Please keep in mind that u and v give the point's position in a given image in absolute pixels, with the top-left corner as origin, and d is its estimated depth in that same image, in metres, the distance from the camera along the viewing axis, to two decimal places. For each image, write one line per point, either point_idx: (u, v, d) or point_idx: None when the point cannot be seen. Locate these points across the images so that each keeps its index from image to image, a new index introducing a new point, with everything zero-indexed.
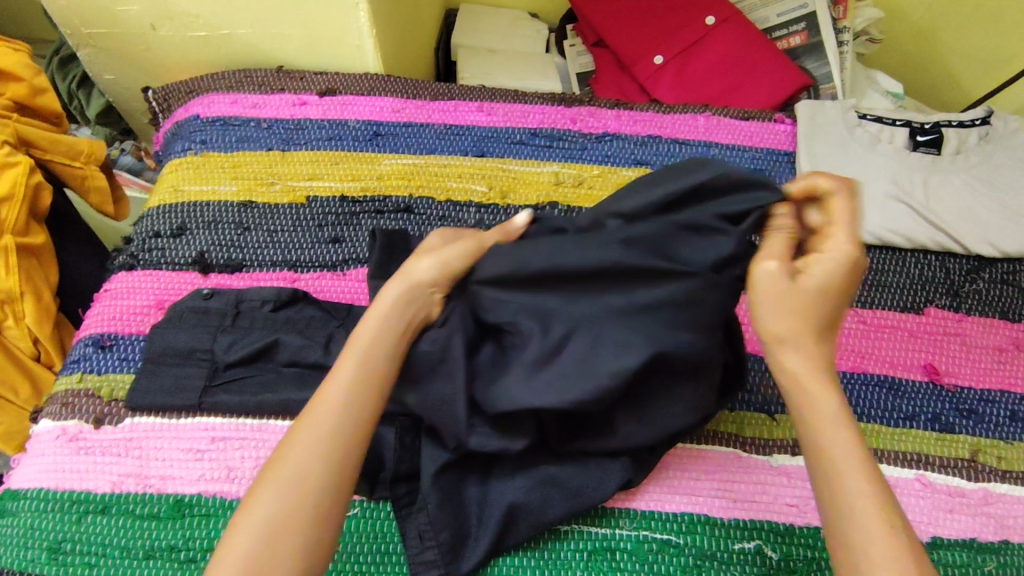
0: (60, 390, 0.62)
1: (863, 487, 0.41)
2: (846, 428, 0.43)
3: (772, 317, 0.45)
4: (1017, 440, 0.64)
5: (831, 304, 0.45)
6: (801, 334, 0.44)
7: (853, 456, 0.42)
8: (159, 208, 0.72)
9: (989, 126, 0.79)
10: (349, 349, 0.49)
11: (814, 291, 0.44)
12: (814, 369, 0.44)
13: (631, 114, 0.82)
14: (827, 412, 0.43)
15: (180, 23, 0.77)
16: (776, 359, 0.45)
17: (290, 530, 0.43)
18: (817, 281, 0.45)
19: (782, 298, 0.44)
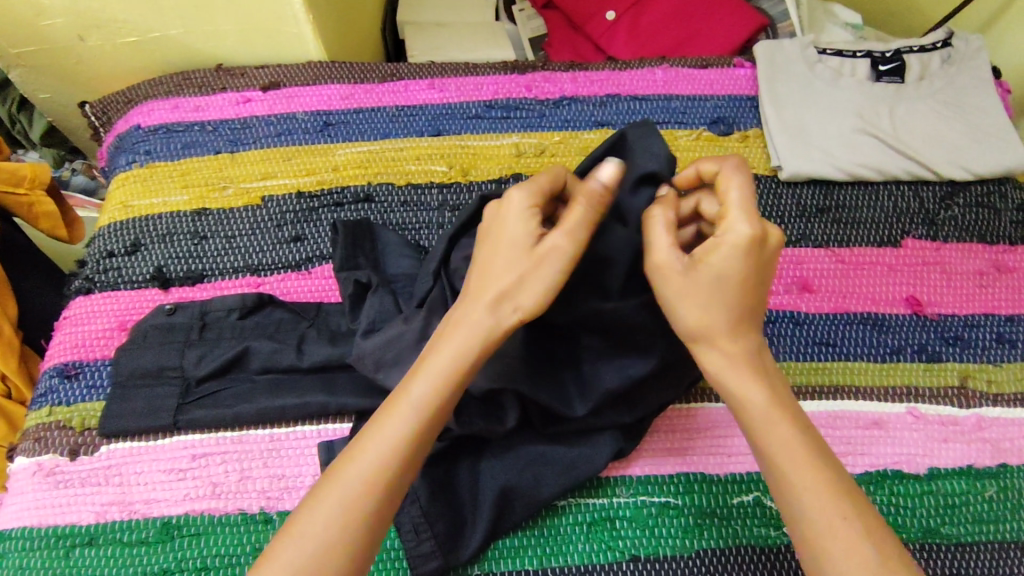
0: (31, 426, 0.60)
1: (807, 475, 0.42)
2: (782, 417, 0.44)
3: (682, 313, 0.45)
4: (1004, 362, 0.64)
5: (735, 292, 0.44)
6: (714, 328, 0.45)
7: (791, 446, 0.43)
8: (110, 226, 0.69)
9: (951, 48, 0.78)
10: (421, 374, 0.45)
11: (713, 283, 0.44)
12: (734, 364, 0.45)
13: (587, 75, 0.79)
14: (759, 404, 0.44)
15: (108, 31, 0.73)
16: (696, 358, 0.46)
17: (336, 564, 0.40)
18: (717, 269, 0.44)
19: (683, 292, 0.44)
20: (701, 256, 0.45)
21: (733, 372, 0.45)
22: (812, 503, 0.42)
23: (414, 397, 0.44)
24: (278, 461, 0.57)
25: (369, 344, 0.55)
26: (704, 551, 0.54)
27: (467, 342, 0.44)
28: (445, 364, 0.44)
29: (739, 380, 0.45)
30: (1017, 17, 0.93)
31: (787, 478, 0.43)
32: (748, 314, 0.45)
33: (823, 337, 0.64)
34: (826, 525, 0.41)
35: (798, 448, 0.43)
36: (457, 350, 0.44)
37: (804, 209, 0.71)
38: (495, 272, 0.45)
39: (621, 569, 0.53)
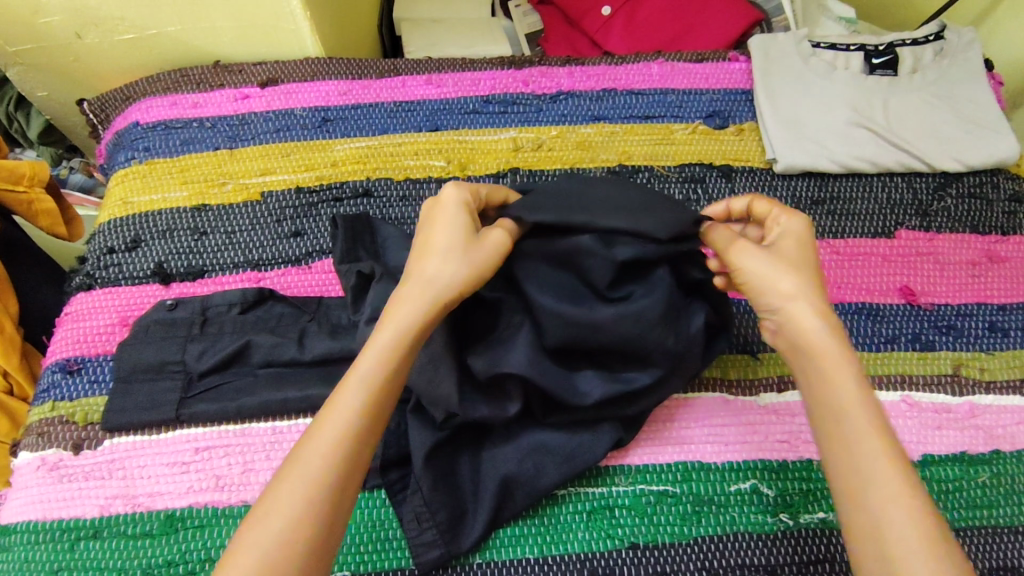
0: (34, 421, 0.61)
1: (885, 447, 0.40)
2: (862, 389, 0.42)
3: (778, 277, 0.46)
4: (997, 350, 0.65)
5: (815, 269, 0.47)
6: (804, 293, 0.45)
7: (872, 422, 0.41)
8: (110, 222, 0.70)
9: (943, 41, 0.78)
10: (367, 350, 0.45)
11: (788, 255, 0.47)
12: (824, 328, 0.44)
13: (583, 70, 0.80)
14: (844, 367, 0.43)
15: (105, 29, 0.74)
16: (780, 317, 0.45)
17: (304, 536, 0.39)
18: (796, 246, 0.48)
19: (776, 264, 0.46)
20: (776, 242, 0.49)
21: (821, 335, 0.44)
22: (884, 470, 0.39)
23: (362, 371, 0.44)
24: (281, 453, 0.58)
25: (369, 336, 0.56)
26: (703, 538, 0.55)
27: (410, 314, 0.45)
28: (388, 334, 0.45)
29: (829, 344, 0.44)
30: (1009, 10, 0.94)
31: (857, 440, 0.41)
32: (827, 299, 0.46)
33: None
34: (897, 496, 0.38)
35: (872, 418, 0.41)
36: (403, 322, 0.45)
37: (799, 202, 0.72)
38: (432, 258, 0.47)
39: (621, 556, 0.54)
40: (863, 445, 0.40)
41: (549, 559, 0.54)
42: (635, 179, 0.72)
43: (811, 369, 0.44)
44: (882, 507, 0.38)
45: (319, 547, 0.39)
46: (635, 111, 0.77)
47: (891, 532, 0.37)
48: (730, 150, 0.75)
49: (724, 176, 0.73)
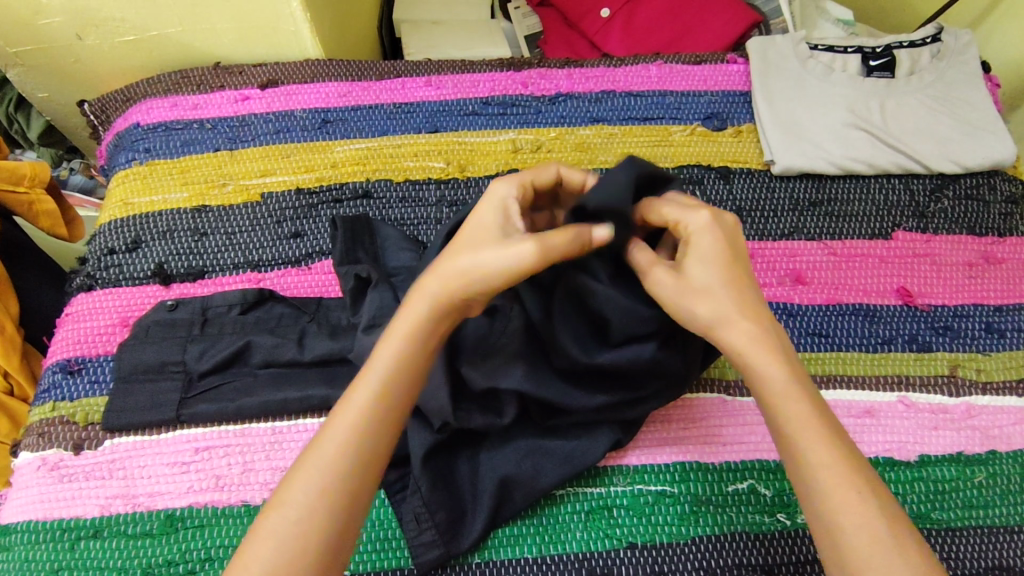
0: (35, 421, 0.61)
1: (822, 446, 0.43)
2: (803, 400, 0.45)
3: (689, 304, 0.46)
4: (993, 351, 0.65)
5: (721, 265, 0.47)
6: (729, 312, 0.46)
7: (803, 423, 0.44)
8: (110, 223, 0.70)
9: (940, 43, 0.79)
10: (383, 344, 0.46)
11: (696, 268, 0.47)
12: (756, 346, 0.45)
13: (582, 72, 0.80)
14: (780, 384, 0.45)
15: (106, 30, 0.74)
16: (714, 339, 0.46)
17: (315, 526, 0.41)
18: (698, 257, 0.47)
19: (681, 287, 0.46)
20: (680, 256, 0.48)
21: (746, 345, 0.45)
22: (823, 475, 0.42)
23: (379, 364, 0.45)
24: (280, 454, 0.58)
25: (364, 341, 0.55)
26: (700, 538, 0.55)
27: (425, 305, 0.46)
28: (405, 327, 0.45)
29: (753, 354, 0.45)
30: (1005, 13, 0.95)
31: (805, 456, 0.43)
32: (744, 289, 0.47)
33: (817, 328, 0.65)
34: (835, 496, 0.42)
35: (817, 429, 0.44)
36: (416, 317, 0.46)
37: (797, 203, 0.72)
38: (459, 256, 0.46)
39: (619, 556, 0.54)
40: (811, 460, 0.43)
41: (548, 559, 0.54)
42: None
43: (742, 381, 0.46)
44: (840, 518, 0.41)
45: (330, 535, 0.41)
46: (634, 113, 0.77)
47: (844, 536, 0.41)
48: (728, 152, 0.76)
49: (723, 178, 0.73)
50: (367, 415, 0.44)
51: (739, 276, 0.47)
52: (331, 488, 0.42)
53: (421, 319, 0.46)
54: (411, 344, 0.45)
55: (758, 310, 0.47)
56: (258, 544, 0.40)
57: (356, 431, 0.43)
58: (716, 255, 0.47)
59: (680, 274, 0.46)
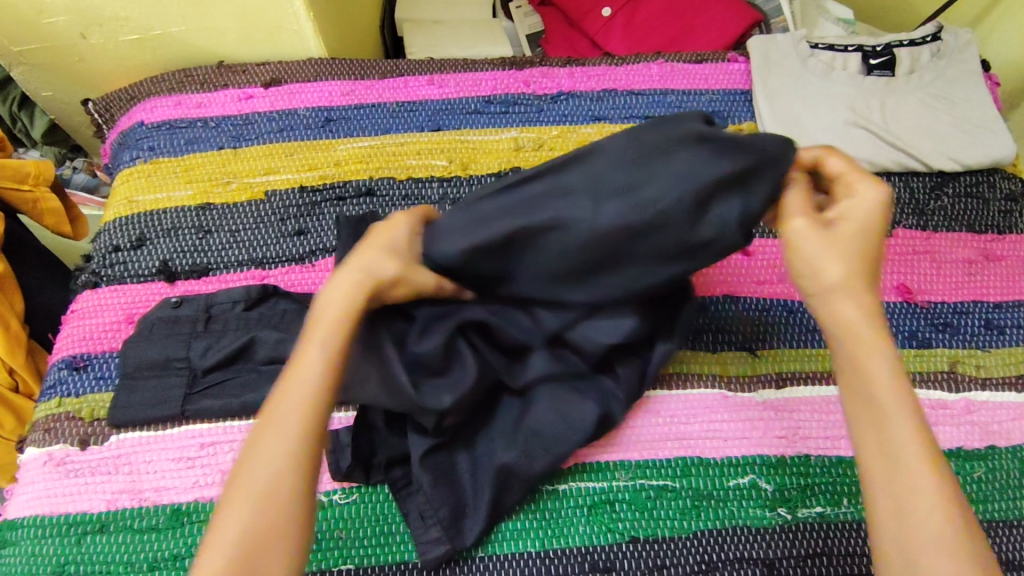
0: (41, 417, 0.61)
1: (909, 433, 0.41)
2: (899, 381, 0.42)
3: (824, 262, 0.44)
4: (993, 347, 0.66)
5: (868, 243, 0.45)
6: (854, 281, 0.44)
7: (896, 409, 0.41)
8: (115, 221, 0.70)
9: (940, 42, 0.79)
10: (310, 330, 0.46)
11: (846, 230, 0.45)
12: (867, 318, 0.43)
13: (584, 70, 0.80)
14: (883, 358, 0.43)
15: (110, 29, 0.74)
16: (828, 303, 0.44)
17: (274, 510, 0.40)
18: (851, 223, 0.45)
19: (828, 245, 0.45)
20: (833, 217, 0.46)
21: (854, 319, 0.43)
22: (908, 461, 0.40)
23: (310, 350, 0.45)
24: None
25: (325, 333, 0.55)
26: (701, 532, 0.55)
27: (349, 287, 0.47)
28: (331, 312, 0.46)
29: (861, 330, 0.43)
30: (1004, 12, 0.95)
31: (892, 431, 0.41)
32: (873, 275, 0.45)
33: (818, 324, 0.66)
34: (917, 486, 0.39)
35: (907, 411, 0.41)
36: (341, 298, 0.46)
37: None
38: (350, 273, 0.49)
39: (621, 550, 0.55)
40: (897, 436, 0.41)
41: (549, 553, 0.55)
42: None
43: (842, 353, 0.44)
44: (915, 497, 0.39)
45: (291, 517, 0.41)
46: (635, 112, 0.78)
47: (918, 522, 0.39)
48: None
49: None
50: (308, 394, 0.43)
51: (875, 261, 0.45)
52: (286, 469, 0.41)
53: (346, 298, 0.46)
54: (337, 322, 0.46)
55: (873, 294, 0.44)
56: (218, 535, 0.40)
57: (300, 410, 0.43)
58: (865, 232, 0.45)
59: (832, 231, 0.45)
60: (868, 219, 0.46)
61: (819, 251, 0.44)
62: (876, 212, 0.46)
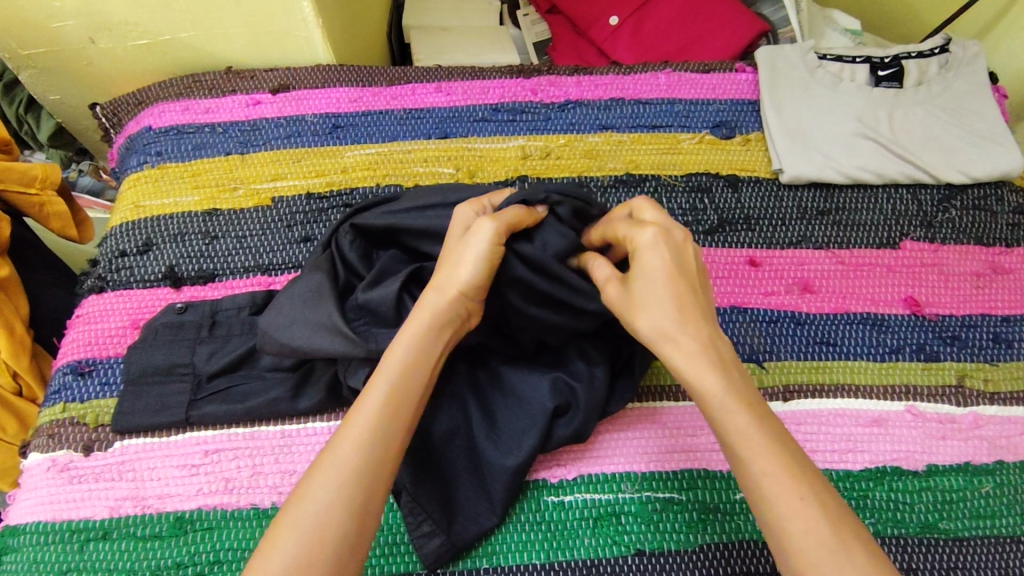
0: (44, 422, 0.61)
1: (770, 459, 0.42)
2: (745, 414, 0.44)
3: (632, 319, 0.47)
4: (1001, 362, 0.65)
5: (676, 283, 0.47)
6: (674, 327, 0.46)
7: (747, 439, 0.43)
8: (122, 226, 0.70)
9: (948, 54, 0.79)
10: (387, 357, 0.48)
11: (644, 283, 0.47)
12: (697, 361, 0.45)
13: (591, 79, 0.80)
14: (720, 397, 0.44)
15: (119, 34, 0.74)
16: (662, 357, 0.47)
17: (340, 523, 0.41)
18: (644, 276, 0.47)
19: (629, 304, 0.48)
20: (630, 273, 0.49)
21: (686, 359, 0.45)
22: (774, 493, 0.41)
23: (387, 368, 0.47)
24: (290, 457, 0.58)
25: (301, 307, 0.55)
26: (707, 546, 0.55)
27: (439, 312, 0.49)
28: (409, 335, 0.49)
29: (699, 377, 0.45)
30: (1012, 25, 0.95)
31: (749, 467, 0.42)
32: (696, 308, 0.47)
33: (824, 336, 0.65)
34: (786, 513, 0.41)
35: (760, 437, 0.43)
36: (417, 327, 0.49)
37: (805, 212, 0.73)
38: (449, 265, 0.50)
39: (626, 563, 0.54)
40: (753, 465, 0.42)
41: (555, 565, 0.54)
42: (642, 188, 0.73)
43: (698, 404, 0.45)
44: (795, 537, 0.40)
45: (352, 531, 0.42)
46: (642, 121, 0.78)
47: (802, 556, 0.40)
48: (736, 160, 0.76)
49: (731, 186, 0.74)
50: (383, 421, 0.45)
51: (689, 302, 0.47)
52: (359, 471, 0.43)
53: (425, 338, 0.49)
54: (412, 359, 0.48)
55: (700, 321, 0.46)
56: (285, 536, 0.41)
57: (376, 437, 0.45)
58: (670, 274, 0.47)
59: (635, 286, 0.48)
60: (665, 258, 0.47)
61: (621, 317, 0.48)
62: (665, 247, 0.48)
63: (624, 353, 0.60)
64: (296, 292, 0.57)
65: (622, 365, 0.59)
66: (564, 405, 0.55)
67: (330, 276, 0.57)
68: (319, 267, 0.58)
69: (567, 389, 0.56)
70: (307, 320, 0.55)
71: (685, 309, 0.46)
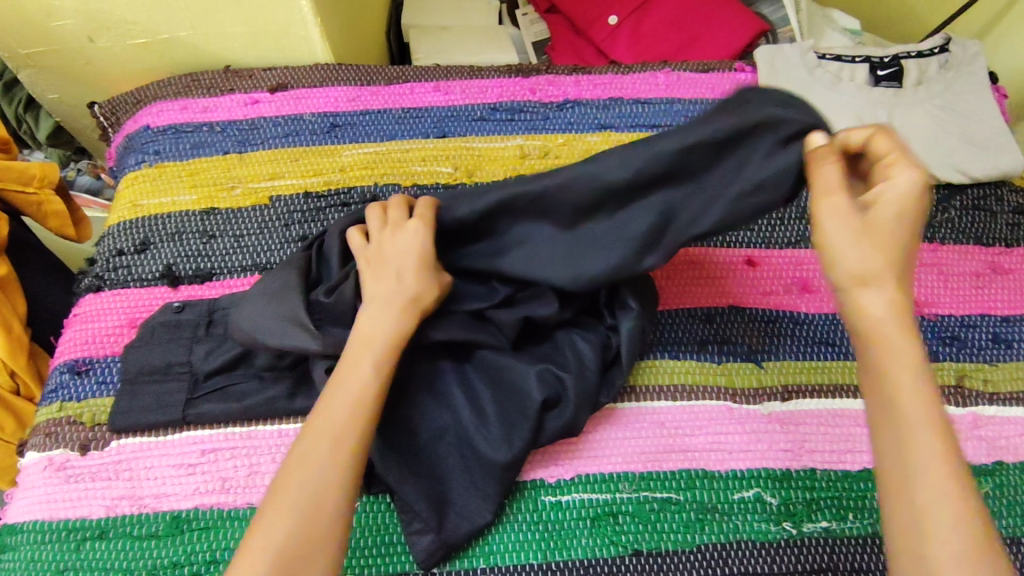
0: (41, 421, 0.61)
1: (934, 441, 0.39)
2: (924, 388, 0.40)
3: (845, 250, 0.41)
4: (1001, 362, 0.65)
5: (906, 235, 0.42)
6: (887, 276, 0.41)
7: (916, 416, 0.40)
8: (119, 224, 0.70)
9: (948, 54, 0.79)
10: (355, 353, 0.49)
11: (877, 220, 0.41)
12: (894, 317, 0.41)
13: (590, 78, 0.80)
14: (907, 358, 0.41)
15: (118, 32, 0.74)
16: (850, 301, 0.42)
17: (321, 518, 0.44)
18: (884, 212, 0.41)
19: (862, 234, 0.41)
20: (868, 201, 0.42)
21: (877, 310, 0.41)
22: (928, 472, 0.39)
23: (359, 366, 0.49)
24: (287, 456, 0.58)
25: (267, 302, 0.56)
26: (705, 546, 0.55)
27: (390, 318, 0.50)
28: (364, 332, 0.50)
29: (886, 338, 0.41)
30: (1011, 25, 0.95)
31: (916, 437, 0.39)
32: (907, 267, 0.42)
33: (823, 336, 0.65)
34: (936, 500, 0.38)
35: (930, 415, 0.40)
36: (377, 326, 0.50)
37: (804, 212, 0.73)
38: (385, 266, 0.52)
39: (624, 563, 0.54)
40: (913, 441, 0.39)
41: (551, 565, 0.54)
42: None
43: (874, 358, 0.41)
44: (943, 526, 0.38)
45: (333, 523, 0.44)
46: (641, 120, 0.78)
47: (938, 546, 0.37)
48: None
49: None
50: (345, 432, 0.46)
51: (905, 259, 0.42)
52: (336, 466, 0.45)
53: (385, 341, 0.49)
54: (382, 359, 0.49)
55: (906, 282, 0.42)
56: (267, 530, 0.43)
57: (338, 447, 0.46)
58: (894, 226, 0.42)
59: (867, 220, 0.41)
60: (902, 207, 0.42)
61: (830, 247, 0.42)
62: (916, 198, 0.42)
63: (612, 344, 0.59)
64: (266, 286, 0.57)
65: (611, 357, 0.59)
66: (554, 398, 0.55)
67: (302, 272, 0.58)
68: (292, 264, 0.59)
69: (555, 380, 0.56)
70: (274, 314, 0.55)
71: (898, 264, 0.41)
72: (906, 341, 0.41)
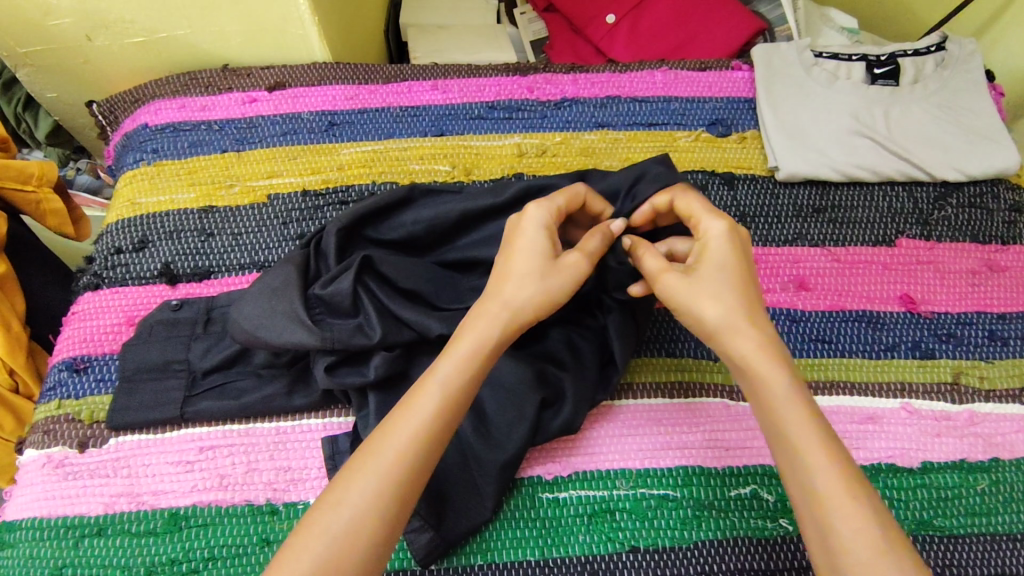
0: (40, 419, 0.61)
1: (823, 452, 0.43)
2: (805, 409, 0.44)
3: (696, 304, 0.48)
4: (997, 359, 0.65)
5: (736, 276, 0.49)
6: (737, 317, 0.47)
7: (803, 434, 0.43)
8: (118, 223, 0.70)
9: (944, 52, 0.79)
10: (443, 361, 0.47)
11: (709, 272, 0.49)
12: (762, 351, 0.46)
13: (587, 77, 0.81)
14: (780, 383, 0.45)
15: (116, 31, 0.74)
16: (722, 346, 0.48)
17: (373, 526, 0.42)
18: (713, 265, 0.49)
19: (698, 291, 0.48)
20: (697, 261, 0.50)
21: (747, 348, 0.46)
22: (824, 483, 0.42)
23: (440, 374, 0.46)
24: (284, 454, 0.58)
25: (266, 299, 0.56)
26: (701, 543, 0.55)
27: (479, 344, 0.48)
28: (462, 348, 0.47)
29: (756, 369, 0.46)
30: (1009, 24, 0.95)
31: (803, 456, 0.43)
32: (755, 304, 0.48)
33: (820, 334, 0.65)
34: (837, 506, 0.41)
35: (815, 431, 0.44)
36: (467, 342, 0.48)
37: (800, 210, 0.73)
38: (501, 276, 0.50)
39: (621, 559, 0.54)
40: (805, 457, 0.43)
41: (549, 562, 0.54)
42: None
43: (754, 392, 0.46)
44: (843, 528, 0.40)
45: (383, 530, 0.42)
46: (638, 119, 0.78)
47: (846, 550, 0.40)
48: (732, 157, 0.76)
49: (726, 184, 0.74)
50: (395, 469, 0.43)
51: (750, 298, 0.48)
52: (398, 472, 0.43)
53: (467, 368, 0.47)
54: (464, 368, 0.47)
55: (761, 318, 0.48)
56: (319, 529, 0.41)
57: (385, 483, 0.43)
58: (726, 272, 0.49)
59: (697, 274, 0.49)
60: (726, 253, 0.49)
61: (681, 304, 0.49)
62: (732, 243, 0.50)
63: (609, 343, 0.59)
64: (265, 284, 0.57)
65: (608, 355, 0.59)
66: (552, 397, 0.56)
67: (300, 269, 0.58)
68: (291, 260, 0.58)
69: (555, 380, 0.57)
70: (273, 312, 0.55)
71: (743, 304, 0.48)
72: (774, 370, 0.45)
